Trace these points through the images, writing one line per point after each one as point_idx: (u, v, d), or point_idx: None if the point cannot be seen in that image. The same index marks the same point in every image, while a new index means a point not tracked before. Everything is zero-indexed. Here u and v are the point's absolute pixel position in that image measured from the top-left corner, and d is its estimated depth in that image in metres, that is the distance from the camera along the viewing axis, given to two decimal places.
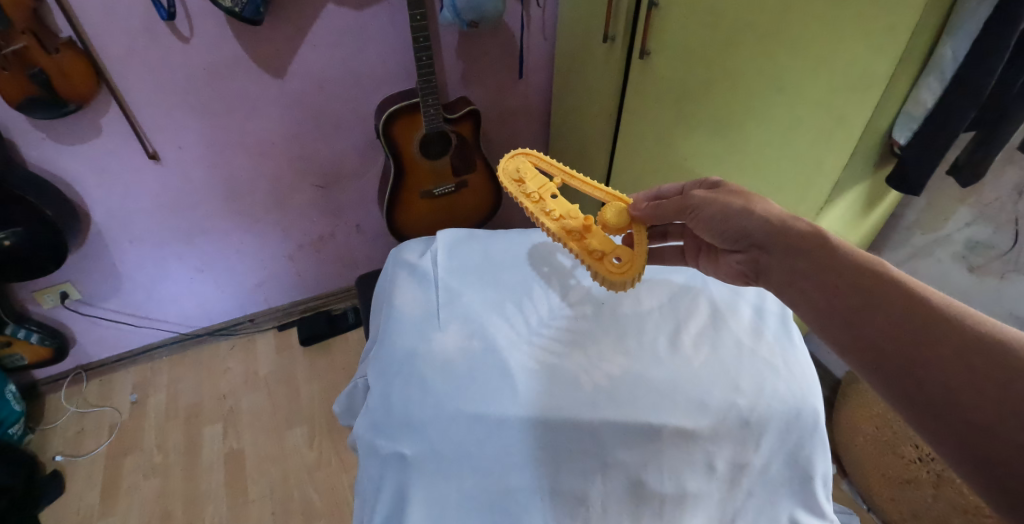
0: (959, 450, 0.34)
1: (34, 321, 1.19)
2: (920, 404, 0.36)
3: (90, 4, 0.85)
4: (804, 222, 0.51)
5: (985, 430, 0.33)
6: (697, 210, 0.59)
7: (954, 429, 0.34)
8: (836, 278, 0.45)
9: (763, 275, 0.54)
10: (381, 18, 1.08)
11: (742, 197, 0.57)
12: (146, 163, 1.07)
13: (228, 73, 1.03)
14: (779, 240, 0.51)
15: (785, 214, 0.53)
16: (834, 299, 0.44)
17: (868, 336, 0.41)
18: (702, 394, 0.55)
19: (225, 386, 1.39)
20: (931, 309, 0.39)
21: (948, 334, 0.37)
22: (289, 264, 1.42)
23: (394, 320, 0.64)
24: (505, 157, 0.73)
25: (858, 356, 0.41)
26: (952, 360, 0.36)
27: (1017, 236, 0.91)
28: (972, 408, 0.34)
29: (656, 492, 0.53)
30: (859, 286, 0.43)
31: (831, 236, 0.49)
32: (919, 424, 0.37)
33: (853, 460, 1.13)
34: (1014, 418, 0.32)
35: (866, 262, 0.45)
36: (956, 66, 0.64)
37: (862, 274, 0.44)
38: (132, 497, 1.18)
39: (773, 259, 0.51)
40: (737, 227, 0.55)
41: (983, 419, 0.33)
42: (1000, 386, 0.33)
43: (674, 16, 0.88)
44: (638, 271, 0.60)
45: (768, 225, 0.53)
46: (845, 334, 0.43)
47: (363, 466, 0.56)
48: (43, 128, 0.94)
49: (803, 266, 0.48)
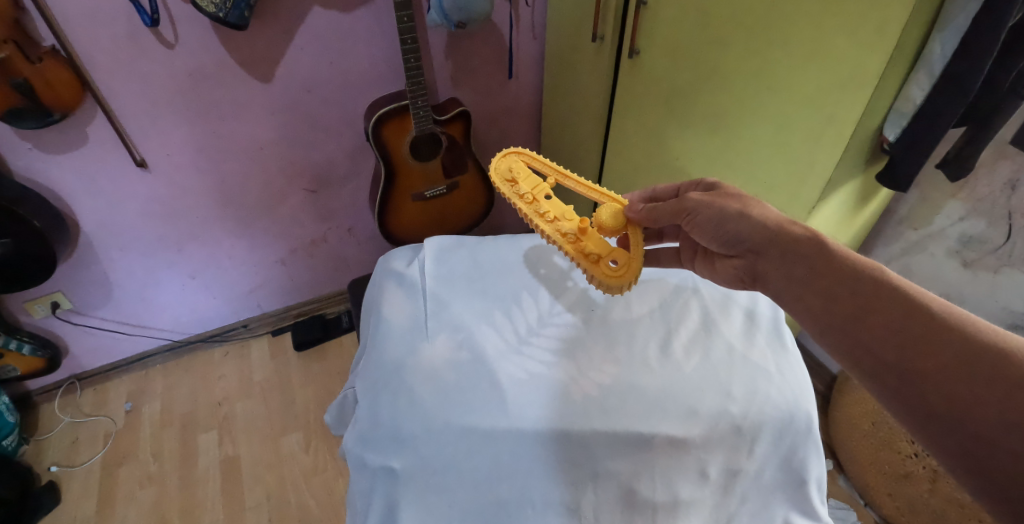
0: (963, 463, 0.34)
1: (26, 332, 1.18)
2: (921, 414, 0.36)
3: (72, 11, 0.84)
4: (800, 226, 0.51)
5: (988, 441, 0.32)
6: (694, 213, 0.59)
7: (955, 440, 0.34)
8: (833, 285, 0.44)
9: (760, 280, 0.53)
10: (368, 21, 1.06)
11: (738, 200, 0.57)
12: (135, 171, 1.06)
13: (215, 79, 1.01)
14: (775, 246, 0.51)
15: (781, 218, 0.52)
16: (832, 306, 0.44)
17: (868, 345, 0.40)
18: (692, 401, 0.55)
19: (219, 392, 1.39)
20: (931, 317, 0.38)
21: (948, 342, 0.36)
22: (281, 269, 1.41)
23: (382, 332, 0.63)
24: (498, 155, 0.71)
25: (858, 365, 0.41)
26: (953, 368, 0.35)
27: (1010, 231, 0.91)
28: (971, 416, 0.33)
29: (648, 500, 0.52)
30: (857, 292, 0.43)
31: (828, 241, 0.48)
32: (920, 432, 0.36)
33: (848, 456, 1.13)
34: (1016, 430, 0.31)
35: (863, 266, 0.44)
36: (944, 63, 0.63)
37: (859, 279, 0.43)
38: (129, 507, 1.17)
39: (770, 264, 0.51)
40: (732, 231, 0.55)
41: (987, 430, 0.32)
42: (1001, 398, 0.32)
43: (663, 14, 0.87)
44: (636, 274, 0.60)
45: (764, 229, 0.52)
46: (844, 340, 0.42)
47: (353, 481, 0.55)
48: (29, 138, 0.93)
49: (801, 272, 0.47)
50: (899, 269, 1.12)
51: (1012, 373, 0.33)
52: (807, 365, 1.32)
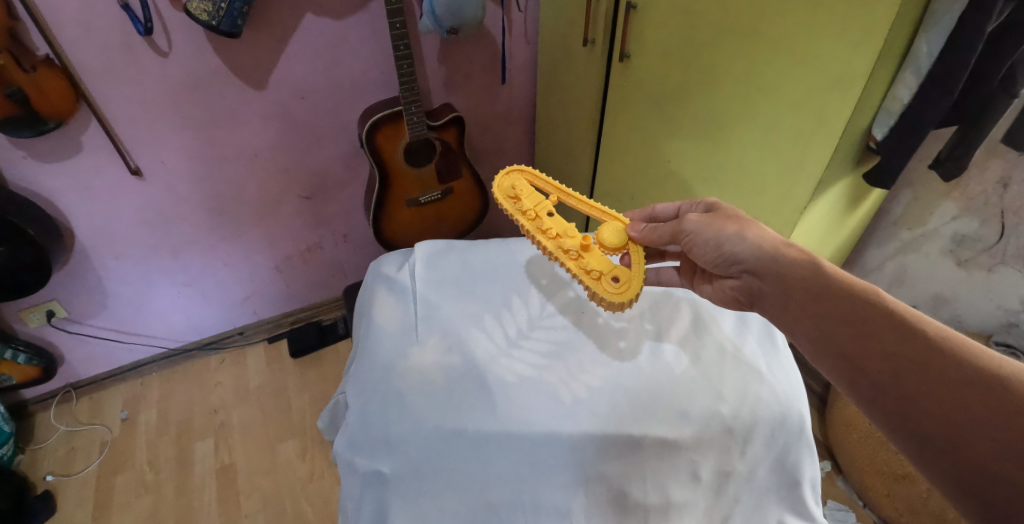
0: (958, 486, 0.35)
1: (21, 341, 1.17)
2: (919, 440, 0.37)
3: (66, 19, 0.84)
4: (795, 249, 0.52)
5: (983, 468, 0.33)
6: (692, 235, 0.59)
7: (950, 463, 0.35)
8: (827, 307, 0.46)
9: (757, 301, 0.54)
10: (361, 28, 1.07)
11: (736, 221, 0.57)
12: (129, 178, 1.07)
13: (209, 87, 1.02)
14: (771, 267, 0.52)
15: (777, 240, 0.53)
16: (827, 329, 0.45)
17: (865, 369, 0.41)
18: (683, 403, 0.55)
19: (216, 400, 1.38)
20: (927, 341, 0.39)
21: (941, 367, 0.38)
22: (277, 275, 1.41)
23: (372, 336, 0.63)
24: (500, 173, 0.70)
25: (853, 390, 0.42)
26: (950, 394, 0.36)
27: (1003, 229, 0.91)
28: (963, 436, 0.34)
29: (640, 503, 0.51)
30: (851, 314, 0.44)
31: (823, 262, 0.49)
32: (916, 456, 0.37)
33: (846, 459, 1.12)
34: (1013, 458, 0.32)
35: (855, 287, 0.46)
36: (931, 62, 0.64)
37: (854, 301, 0.45)
38: (124, 515, 1.16)
39: (767, 286, 0.52)
40: (729, 253, 0.55)
41: (984, 456, 0.33)
42: (997, 424, 0.33)
43: (652, 18, 0.88)
44: (637, 293, 0.58)
45: (760, 250, 0.53)
46: (840, 365, 0.44)
47: (343, 486, 0.54)
48: (23, 146, 0.93)
49: (797, 294, 0.49)
50: (893, 270, 1.11)
51: (1008, 396, 0.34)
52: (804, 367, 1.32)
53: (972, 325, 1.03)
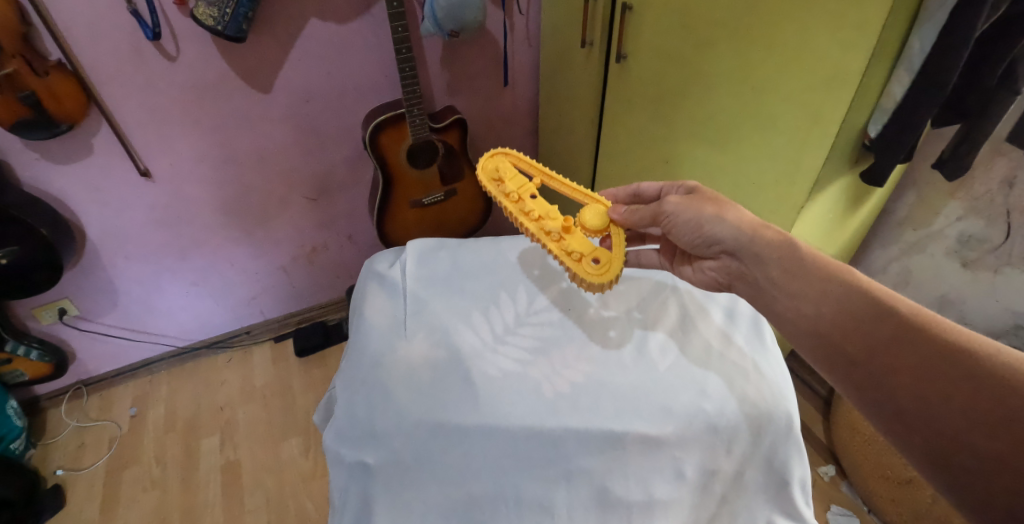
0: (926, 459, 0.35)
1: (34, 338, 1.20)
2: (891, 413, 0.37)
3: (77, 25, 0.87)
4: (773, 230, 0.52)
5: (951, 438, 0.33)
6: (672, 217, 0.58)
7: (936, 449, 0.34)
8: (806, 291, 0.46)
9: (736, 279, 0.55)
10: (364, 32, 1.09)
11: (715, 203, 0.56)
12: (138, 180, 1.09)
13: (216, 90, 1.04)
14: (749, 247, 0.51)
15: (755, 220, 0.53)
16: (806, 310, 0.45)
17: (839, 346, 0.42)
18: (666, 400, 0.55)
19: (222, 398, 1.41)
20: (901, 318, 0.39)
21: (914, 343, 0.37)
22: (283, 276, 1.43)
23: (363, 330, 0.64)
24: (486, 155, 0.70)
25: (831, 368, 0.42)
26: (920, 369, 0.36)
27: (1009, 229, 0.89)
28: (938, 417, 0.34)
29: (622, 499, 0.51)
30: (829, 295, 0.44)
31: (800, 243, 0.49)
32: (890, 431, 0.37)
33: (851, 463, 1.10)
34: (978, 427, 0.32)
35: (837, 271, 0.45)
36: (923, 58, 0.63)
37: (833, 283, 0.45)
38: (131, 509, 1.18)
39: (745, 265, 0.52)
40: (709, 234, 0.55)
41: (953, 428, 0.33)
42: (963, 393, 0.33)
43: (647, 18, 0.89)
44: (616, 275, 0.57)
45: (739, 231, 0.53)
46: (818, 344, 0.44)
47: (331, 477, 0.55)
48: (37, 149, 0.96)
49: (776, 273, 0.49)
50: (898, 272, 1.09)
51: (975, 369, 0.34)
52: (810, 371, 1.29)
53: (980, 328, 1.01)
